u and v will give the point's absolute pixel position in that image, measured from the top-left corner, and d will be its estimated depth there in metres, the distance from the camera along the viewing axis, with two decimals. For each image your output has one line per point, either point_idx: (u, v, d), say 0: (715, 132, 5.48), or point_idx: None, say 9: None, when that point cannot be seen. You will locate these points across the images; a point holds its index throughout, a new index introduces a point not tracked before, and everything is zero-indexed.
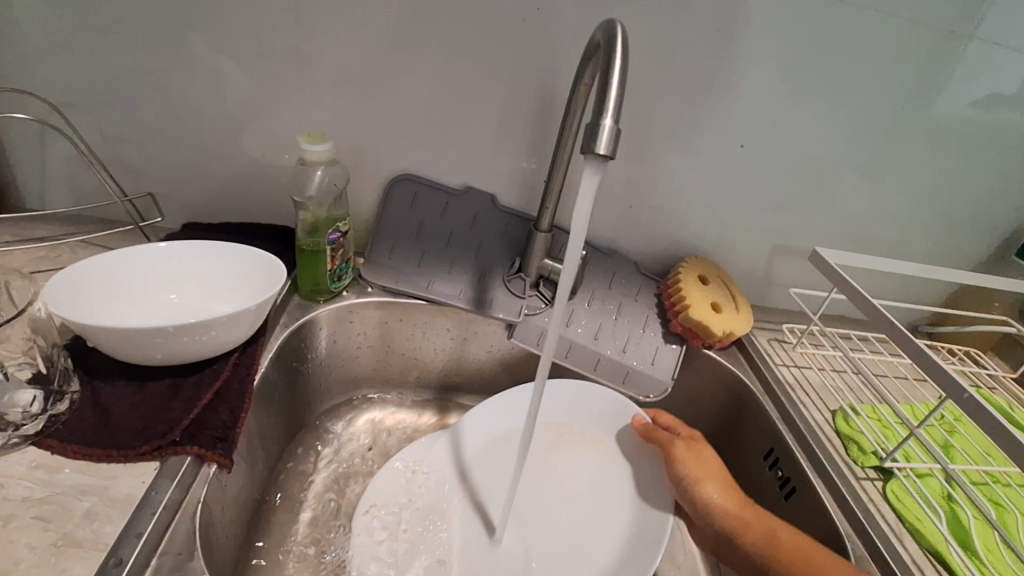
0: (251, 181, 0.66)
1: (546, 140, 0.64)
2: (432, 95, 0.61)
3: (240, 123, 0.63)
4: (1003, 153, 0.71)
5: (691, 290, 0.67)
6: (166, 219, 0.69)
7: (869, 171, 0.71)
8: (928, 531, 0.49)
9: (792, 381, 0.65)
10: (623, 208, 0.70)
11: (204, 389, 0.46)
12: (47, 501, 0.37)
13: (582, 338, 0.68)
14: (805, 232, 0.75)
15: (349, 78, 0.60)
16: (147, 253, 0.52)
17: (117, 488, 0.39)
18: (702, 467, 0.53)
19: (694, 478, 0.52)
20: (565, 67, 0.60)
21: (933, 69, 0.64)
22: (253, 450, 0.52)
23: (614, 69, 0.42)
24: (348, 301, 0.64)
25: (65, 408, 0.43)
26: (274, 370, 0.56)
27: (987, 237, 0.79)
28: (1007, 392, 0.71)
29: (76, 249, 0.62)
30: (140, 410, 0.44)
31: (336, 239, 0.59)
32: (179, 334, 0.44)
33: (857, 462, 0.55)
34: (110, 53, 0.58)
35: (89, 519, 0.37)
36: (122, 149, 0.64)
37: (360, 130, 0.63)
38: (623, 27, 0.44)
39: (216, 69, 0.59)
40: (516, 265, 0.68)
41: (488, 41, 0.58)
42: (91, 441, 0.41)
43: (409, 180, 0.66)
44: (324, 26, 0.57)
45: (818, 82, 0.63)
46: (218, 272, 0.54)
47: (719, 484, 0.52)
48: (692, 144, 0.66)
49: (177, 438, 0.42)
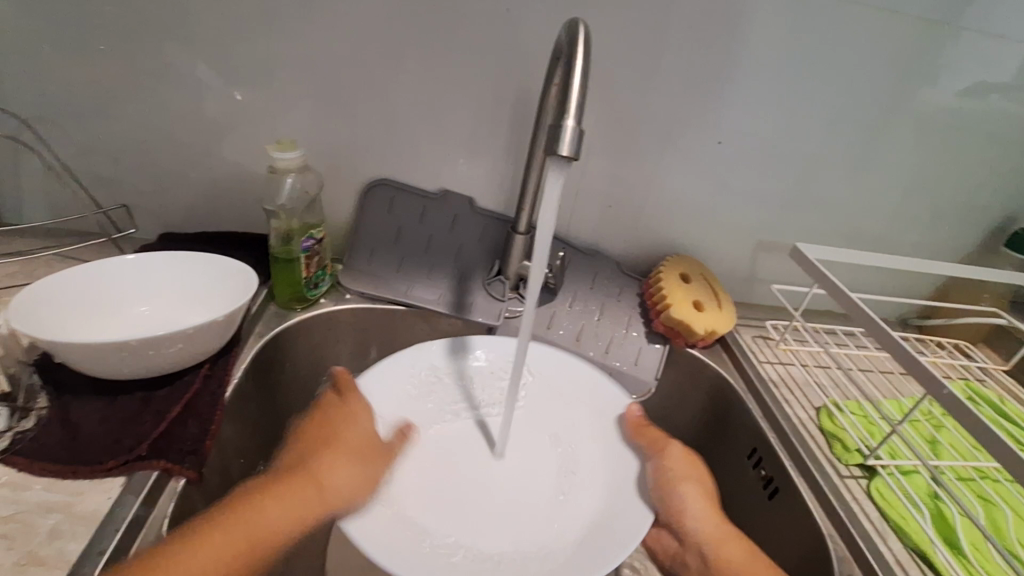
0: (227, 190, 0.66)
1: (522, 141, 0.63)
2: (406, 100, 0.61)
3: (213, 133, 0.62)
4: (989, 143, 0.70)
5: (673, 288, 0.66)
6: (142, 230, 0.69)
7: (852, 165, 0.70)
8: (912, 529, 0.48)
9: (776, 378, 0.65)
10: (603, 207, 0.69)
11: (173, 402, 0.46)
12: (11, 519, 0.37)
13: (563, 340, 0.67)
14: (789, 228, 0.74)
15: (321, 85, 0.60)
16: (115, 265, 0.52)
17: (82, 505, 0.39)
18: (691, 478, 0.48)
19: (681, 487, 0.47)
20: (538, 69, 0.59)
21: (914, 61, 0.63)
22: (229, 463, 0.51)
23: (576, 69, 0.42)
24: (326, 308, 0.64)
25: (30, 425, 0.42)
26: (248, 381, 0.56)
27: (975, 228, 0.78)
28: (998, 385, 0.70)
29: (51, 263, 0.62)
30: (107, 424, 0.43)
31: (310, 246, 0.59)
32: (145, 348, 0.43)
33: (842, 460, 0.55)
34: (80, 65, 0.58)
35: (53, 537, 0.36)
36: (95, 162, 0.64)
37: (334, 136, 0.63)
38: (586, 27, 0.43)
39: (186, 79, 0.59)
40: (495, 268, 0.67)
41: (460, 43, 0.57)
42: (58, 458, 0.40)
43: (385, 185, 0.66)
44: (294, 34, 0.57)
45: (797, 76, 0.62)
46: (189, 282, 0.54)
47: (701, 495, 0.48)
48: (671, 141, 0.65)
49: (144, 453, 0.42)
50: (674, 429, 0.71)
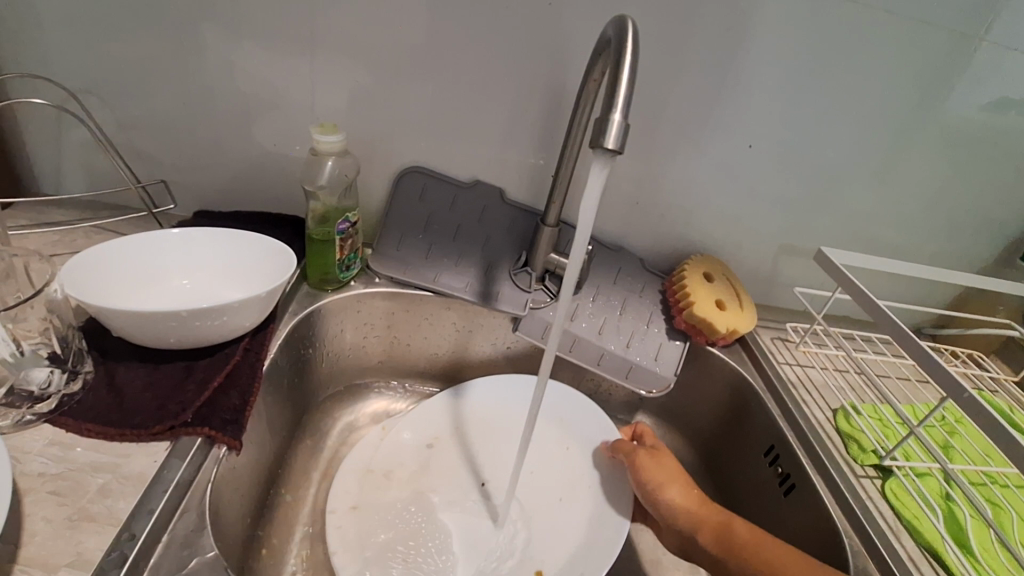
0: (262, 170, 0.67)
1: (555, 135, 0.64)
2: (443, 89, 0.62)
3: (252, 114, 0.63)
4: (1012, 157, 0.71)
5: (696, 286, 0.67)
6: (179, 206, 0.70)
7: (876, 173, 0.71)
8: (926, 529, 0.49)
9: (794, 379, 0.66)
10: (630, 204, 0.70)
11: (215, 372, 0.47)
12: (62, 477, 0.38)
13: (586, 333, 0.68)
14: (812, 233, 0.75)
15: (360, 72, 0.61)
16: (160, 238, 0.53)
17: (129, 466, 0.40)
18: (675, 482, 0.52)
19: (671, 491, 0.51)
20: (575, 64, 0.60)
21: (942, 73, 0.64)
22: (263, 438, 0.52)
23: (625, 64, 0.43)
24: (356, 290, 0.65)
25: (79, 388, 0.44)
26: (282, 357, 0.57)
27: (993, 242, 0.79)
28: (1009, 395, 0.71)
29: (89, 234, 0.63)
30: (152, 391, 0.45)
31: (346, 229, 0.60)
32: (192, 318, 0.44)
33: (858, 460, 0.56)
34: (125, 41, 0.59)
35: (102, 495, 0.38)
36: (135, 137, 0.65)
37: (372, 123, 0.64)
38: (634, 23, 0.44)
39: (228, 60, 0.60)
40: (522, 259, 0.68)
41: (500, 37, 0.58)
42: (105, 420, 0.42)
43: (418, 172, 0.67)
44: (337, 19, 0.58)
45: (828, 83, 0.63)
46: (228, 259, 0.55)
47: (683, 486, 0.52)
48: (699, 140, 0.66)
49: (188, 420, 0.43)
50: (692, 425, 0.72)
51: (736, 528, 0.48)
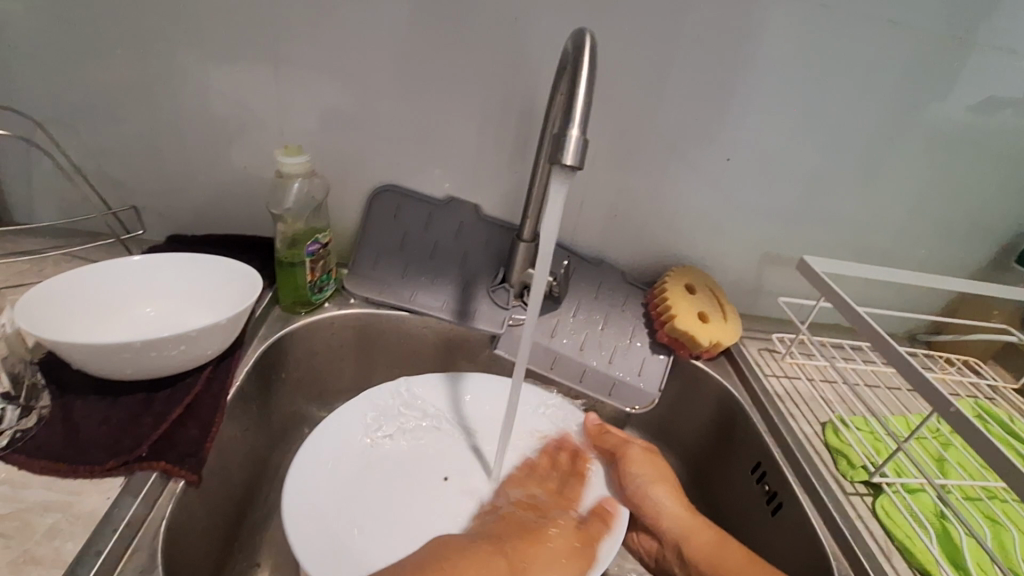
0: (234, 193, 0.67)
1: (528, 149, 0.63)
2: (413, 106, 0.61)
3: (220, 138, 0.63)
4: (1001, 157, 0.69)
5: (678, 299, 0.66)
6: (151, 232, 0.70)
7: (860, 178, 0.69)
8: (918, 550, 0.47)
9: (781, 392, 0.64)
10: (608, 216, 0.69)
11: (175, 404, 0.46)
12: (9, 518, 0.37)
13: (566, 349, 0.66)
14: (797, 240, 0.74)
15: (328, 91, 0.60)
16: (123, 266, 0.52)
17: (81, 504, 0.39)
18: (662, 481, 0.54)
19: (654, 492, 0.53)
20: (544, 78, 0.59)
21: (922, 76, 0.62)
22: (229, 469, 0.51)
23: (581, 80, 0.42)
24: (329, 313, 0.64)
25: (33, 424, 0.43)
26: (250, 384, 0.56)
27: (987, 244, 0.77)
28: (1007, 402, 0.69)
29: (59, 263, 0.63)
30: (109, 425, 0.44)
31: (315, 251, 0.59)
32: (148, 350, 0.43)
33: (846, 477, 0.54)
34: (90, 68, 0.59)
35: (49, 536, 0.37)
36: (105, 164, 0.64)
37: (343, 143, 0.63)
38: (592, 36, 0.44)
39: (194, 84, 0.59)
40: (500, 276, 0.67)
41: (467, 51, 0.58)
42: (58, 457, 0.41)
43: (391, 191, 0.66)
44: (301, 40, 0.57)
45: (805, 88, 0.62)
46: (194, 286, 0.55)
47: (670, 493, 0.54)
48: (675, 150, 0.65)
49: (143, 455, 0.42)
50: (678, 443, 0.70)
51: (700, 536, 0.51)
